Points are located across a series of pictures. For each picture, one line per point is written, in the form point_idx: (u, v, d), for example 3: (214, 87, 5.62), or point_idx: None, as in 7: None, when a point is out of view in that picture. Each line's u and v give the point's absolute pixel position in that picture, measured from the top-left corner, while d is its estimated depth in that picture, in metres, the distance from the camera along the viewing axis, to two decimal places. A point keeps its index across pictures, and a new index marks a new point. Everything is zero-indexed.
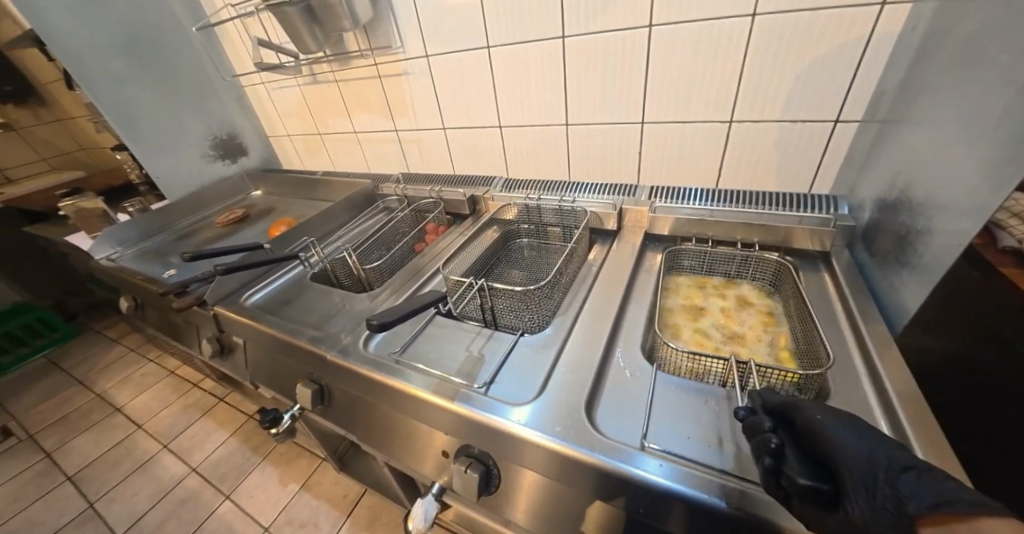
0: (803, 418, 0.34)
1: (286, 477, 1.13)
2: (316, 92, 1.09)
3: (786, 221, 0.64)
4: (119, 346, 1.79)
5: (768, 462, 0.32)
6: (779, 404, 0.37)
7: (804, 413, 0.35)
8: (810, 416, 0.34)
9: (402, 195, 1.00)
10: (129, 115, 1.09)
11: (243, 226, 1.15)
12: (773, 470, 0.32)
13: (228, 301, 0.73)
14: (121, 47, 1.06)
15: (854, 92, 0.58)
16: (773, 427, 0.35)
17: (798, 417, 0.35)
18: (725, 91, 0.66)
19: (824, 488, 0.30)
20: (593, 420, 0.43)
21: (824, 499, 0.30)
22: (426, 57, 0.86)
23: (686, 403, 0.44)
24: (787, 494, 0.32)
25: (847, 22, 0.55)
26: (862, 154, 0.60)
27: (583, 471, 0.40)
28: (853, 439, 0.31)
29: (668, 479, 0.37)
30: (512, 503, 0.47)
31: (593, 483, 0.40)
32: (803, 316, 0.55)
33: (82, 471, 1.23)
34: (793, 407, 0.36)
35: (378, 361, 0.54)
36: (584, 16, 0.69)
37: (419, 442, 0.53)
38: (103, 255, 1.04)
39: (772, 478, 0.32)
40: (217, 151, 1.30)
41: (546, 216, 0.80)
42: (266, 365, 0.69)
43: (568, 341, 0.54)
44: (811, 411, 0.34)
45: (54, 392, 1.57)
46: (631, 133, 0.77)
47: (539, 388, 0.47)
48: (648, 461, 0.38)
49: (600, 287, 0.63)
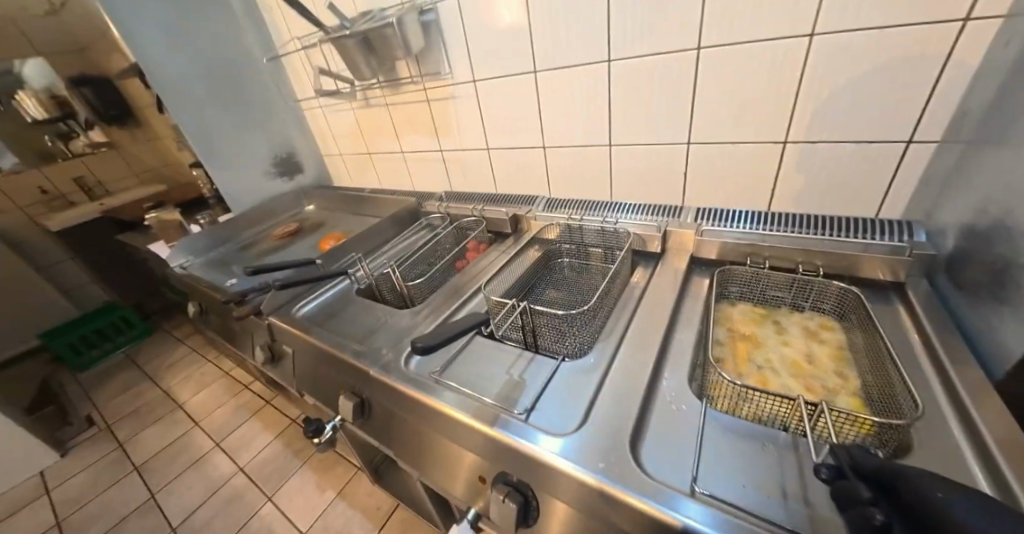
0: (911, 489, 0.27)
1: (324, 484, 1.17)
2: (368, 115, 1.16)
3: (848, 248, 0.60)
4: (184, 346, 1.95)
5: None
6: (875, 467, 0.31)
7: (913, 484, 0.27)
8: (921, 489, 0.27)
9: (445, 214, 1.02)
10: (206, 137, 1.21)
11: (298, 240, 1.22)
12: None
13: (281, 311, 0.78)
14: (204, 78, 1.18)
15: (930, 110, 0.53)
16: (873, 499, 0.30)
17: (902, 488, 0.28)
18: (780, 112, 0.62)
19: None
20: (637, 457, 0.41)
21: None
22: (473, 81, 0.90)
23: (742, 448, 0.41)
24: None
25: (921, 41, 0.51)
26: (940, 177, 0.54)
27: (627, 514, 0.38)
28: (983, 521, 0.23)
29: (714, 529, 0.34)
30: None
31: (635, 526, 0.38)
32: (879, 355, 0.49)
33: (147, 462, 1.34)
34: (894, 473, 0.30)
35: (418, 381, 0.55)
36: (629, 41, 0.69)
37: (455, 465, 0.52)
38: (178, 263, 1.15)
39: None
40: (278, 169, 1.40)
41: (587, 237, 0.79)
42: (312, 375, 0.72)
43: (611, 369, 0.52)
44: (926, 484, 0.27)
45: (129, 385, 1.73)
46: (678, 155, 0.74)
47: (581, 419, 0.46)
48: (693, 506, 0.36)
49: (644, 311, 0.61)
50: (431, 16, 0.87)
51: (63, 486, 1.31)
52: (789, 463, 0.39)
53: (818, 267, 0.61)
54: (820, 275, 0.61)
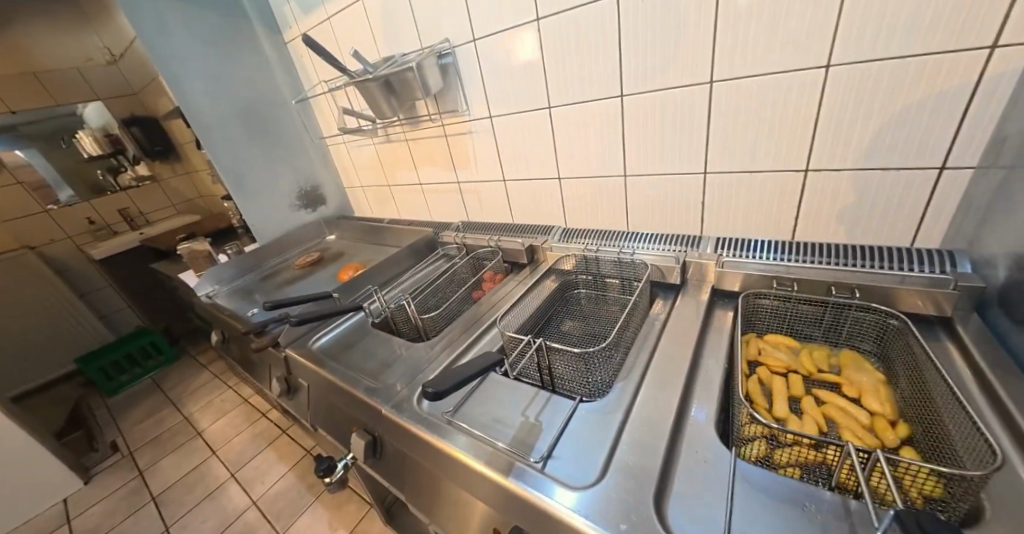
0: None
1: (336, 522, 1.13)
2: (388, 149, 1.20)
3: (885, 281, 0.56)
4: (207, 372, 1.98)
5: None
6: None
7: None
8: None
9: (461, 244, 1.02)
10: (237, 173, 1.27)
11: (318, 269, 1.25)
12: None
13: (298, 343, 0.79)
14: (238, 120, 1.25)
15: (960, 138, 0.51)
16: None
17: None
18: (801, 142, 0.61)
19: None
20: (663, 515, 0.38)
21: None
22: (489, 118, 0.92)
23: (782, 508, 0.37)
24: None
25: (945, 68, 0.49)
26: (979, 205, 0.51)
27: None
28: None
29: None
30: None
31: None
32: (930, 401, 0.45)
33: (164, 492, 1.34)
34: None
35: (430, 421, 0.53)
36: (644, 75, 0.70)
37: (469, 516, 0.49)
38: (205, 292, 1.18)
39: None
40: (303, 201, 1.45)
41: (604, 267, 0.77)
42: (327, 410, 0.71)
43: (630, 410, 0.49)
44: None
45: (153, 411, 1.76)
46: (695, 184, 0.73)
47: (601, 469, 0.43)
48: None
49: (666, 347, 0.58)
50: (450, 59, 0.90)
51: (83, 515, 1.32)
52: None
53: (851, 298, 0.58)
54: (853, 305, 0.57)
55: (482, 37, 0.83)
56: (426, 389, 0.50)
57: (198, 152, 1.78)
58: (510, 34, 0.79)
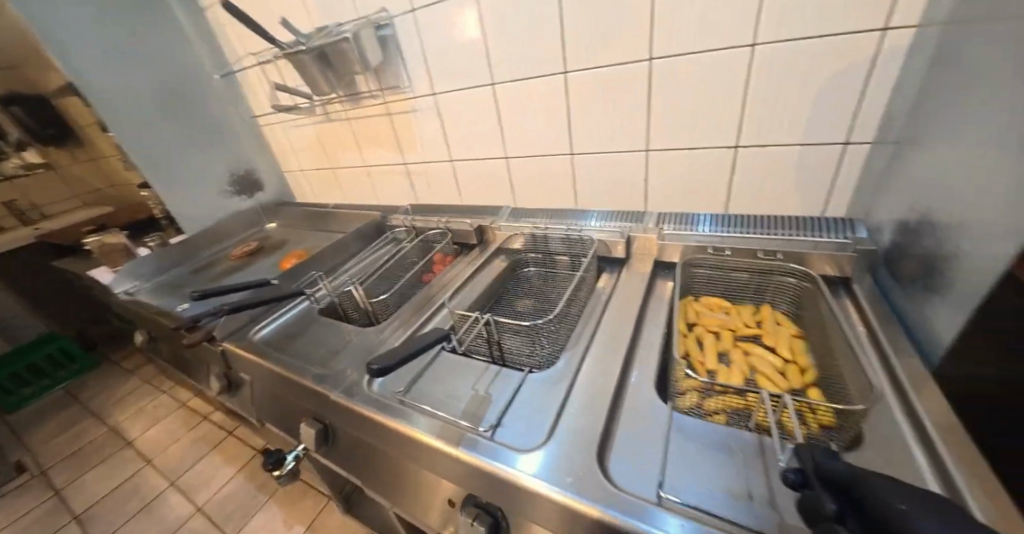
0: (869, 502, 0.28)
1: (293, 519, 1.10)
2: (329, 129, 1.14)
3: (800, 247, 0.63)
4: (134, 377, 1.80)
5: None
6: (838, 475, 0.30)
7: (870, 496, 0.28)
8: (878, 503, 0.27)
9: (410, 227, 0.99)
10: (154, 156, 1.14)
11: (257, 259, 1.16)
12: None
13: (236, 335, 0.73)
14: (151, 95, 1.12)
15: (863, 115, 0.59)
16: (838, 510, 0.30)
17: (862, 498, 0.28)
18: (732, 118, 0.67)
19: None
20: (604, 467, 0.40)
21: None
22: (433, 95, 0.90)
23: (710, 450, 0.41)
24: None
25: (849, 49, 0.56)
26: (877, 175, 0.60)
27: (596, 526, 0.37)
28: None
29: None
30: None
31: None
32: (832, 350, 0.51)
33: (89, 509, 1.22)
34: (854, 485, 0.29)
35: (382, 401, 0.53)
36: (585, 53, 0.71)
37: (426, 491, 0.50)
38: (123, 289, 1.06)
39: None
40: (235, 187, 1.33)
41: (553, 244, 0.78)
42: (272, 403, 0.68)
43: (578, 374, 0.52)
44: (883, 497, 0.27)
45: (71, 424, 1.58)
46: (639, 161, 0.78)
47: (549, 431, 0.45)
48: (667, 518, 0.35)
49: (611, 315, 0.61)
50: (388, 31, 0.86)
51: None
52: (751, 466, 0.39)
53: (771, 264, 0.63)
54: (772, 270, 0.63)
55: (421, 7, 0.80)
56: (370, 367, 0.49)
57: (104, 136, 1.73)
58: (451, 7, 0.77)
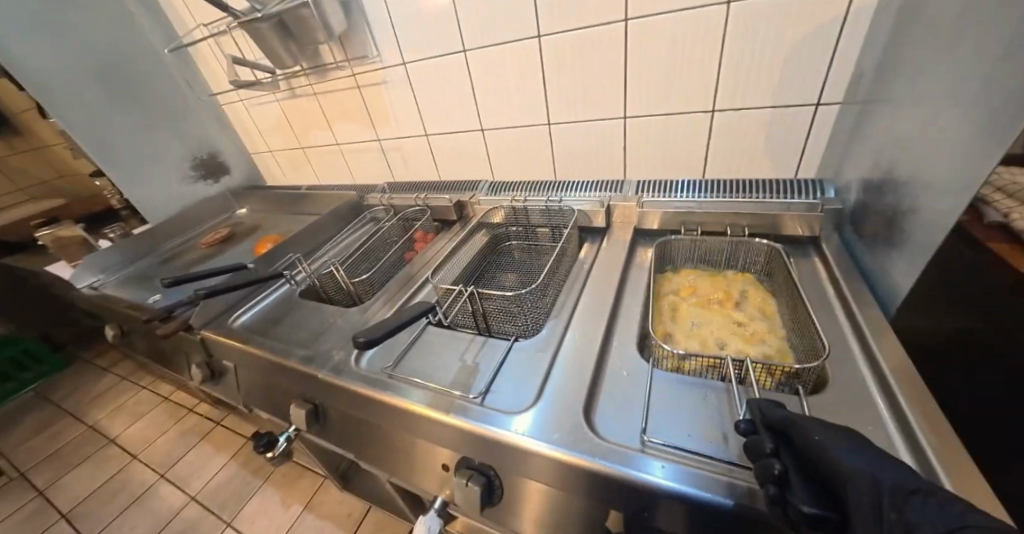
0: (801, 436, 0.31)
1: (289, 500, 1.11)
2: (295, 106, 1.08)
3: (773, 208, 0.64)
4: (110, 375, 1.75)
5: (773, 490, 0.29)
6: (777, 418, 0.33)
7: (802, 430, 0.31)
8: (808, 435, 0.31)
9: (388, 205, 0.96)
10: (106, 141, 1.06)
11: (229, 246, 1.12)
12: (778, 500, 0.29)
13: (215, 322, 0.71)
14: (97, 74, 1.03)
15: (832, 75, 0.61)
16: (775, 448, 0.32)
17: (795, 435, 0.32)
18: (708, 81, 0.68)
19: (831, 516, 0.27)
20: (591, 422, 0.42)
21: (829, 525, 0.28)
22: (403, 65, 0.86)
23: (689, 401, 0.43)
24: (795, 523, 0.29)
25: (819, 7, 0.57)
26: (843, 135, 0.63)
27: (586, 479, 0.39)
28: (856, 460, 0.28)
29: (674, 481, 0.36)
30: (517, 513, 0.46)
31: (592, 488, 0.39)
32: (798, 306, 0.54)
33: (77, 507, 1.20)
34: (791, 422, 0.32)
35: (371, 377, 0.53)
36: (557, 16, 0.70)
37: (419, 457, 0.52)
38: (86, 283, 1.00)
39: (778, 509, 0.29)
40: (198, 171, 1.26)
41: (533, 217, 0.78)
42: (258, 388, 0.68)
43: (564, 341, 0.53)
44: (809, 431, 0.31)
45: (46, 426, 1.53)
46: (617, 128, 0.79)
47: (536, 394, 0.46)
48: (653, 463, 0.37)
49: (594, 283, 0.62)
50: None
51: None
52: (724, 411, 0.41)
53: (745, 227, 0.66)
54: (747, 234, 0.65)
55: None
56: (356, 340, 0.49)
57: (42, 121, 1.72)
58: None
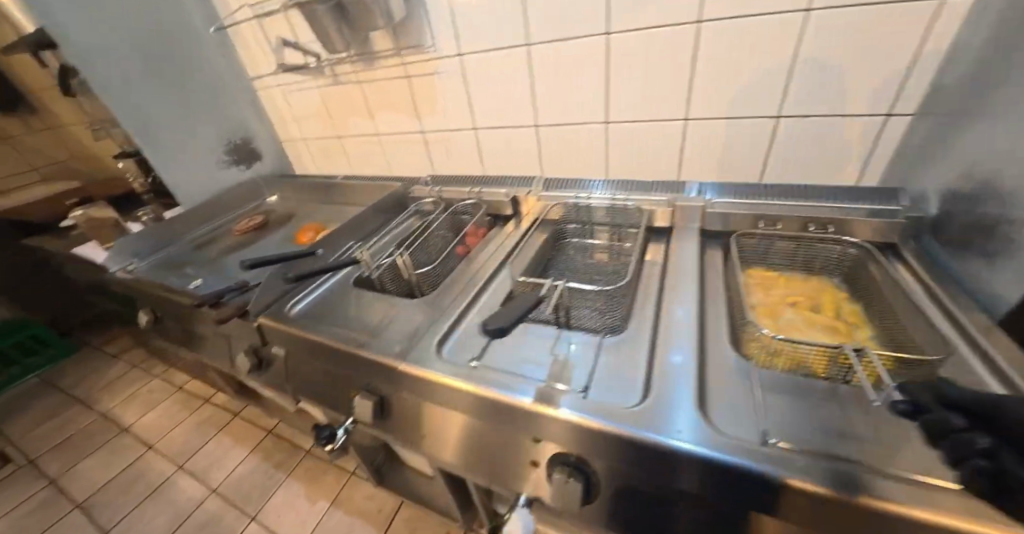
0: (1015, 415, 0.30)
1: (316, 495, 1.09)
2: (336, 93, 1.06)
3: (847, 214, 0.64)
4: (121, 362, 1.71)
5: (982, 462, 0.30)
6: (968, 401, 0.33)
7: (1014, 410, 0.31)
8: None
9: (437, 197, 0.95)
10: (145, 122, 1.05)
11: (264, 234, 1.10)
12: (988, 470, 0.29)
13: (273, 308, 0.70)
14: (139, 53, 1.01)
15: (908, 86, 0.61)
16: (967, 426, 0.32)
17: (1002, 416, 0.31)
18: (777, 87, 0.68)
19: None
20: (708, 418, 0.41)
21: None
22: (459, 55, 0.85)
23: (799, 401, 0.42)
24: (1007, 494, 0.29)
25: (904, 17, 0.57)
26: (915, 147, 0.63)
27: (714, 476, 0.38)
28: None
29: (697, 445, 0.38)
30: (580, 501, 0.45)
31: (716, 485, 0.38)
32: (891, 310, 0.53)
33: (91, 497, 1.17)
34: (991, 403, 0.32)
35: (455, 371, 0.51)
36: (630, 14, 0.70)
37: (502, 450, 0.50)
38: (118, 267, 0.99)
39: (986, 479, 0.29)
40: (232, 156, 1.24)
41: (596, 215, 0.77)
42: (313, 378, 0.66)
43: (655, 338, 0.52)
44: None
45: (55, 412, 1.50)
46: (676, 130, 0.79)
47: (643, 392, 0.45)
48: (682, 431, 0.40)
49: (673, 281, 0.62)
50: None
51: None
52: (841, 408, 0.41)
53: (826, 223, 0.65)
54: (828, 231, 0.64)
55: None
56: (486, 328, 0.47)
57: (61, 101, 1.55)
58: None
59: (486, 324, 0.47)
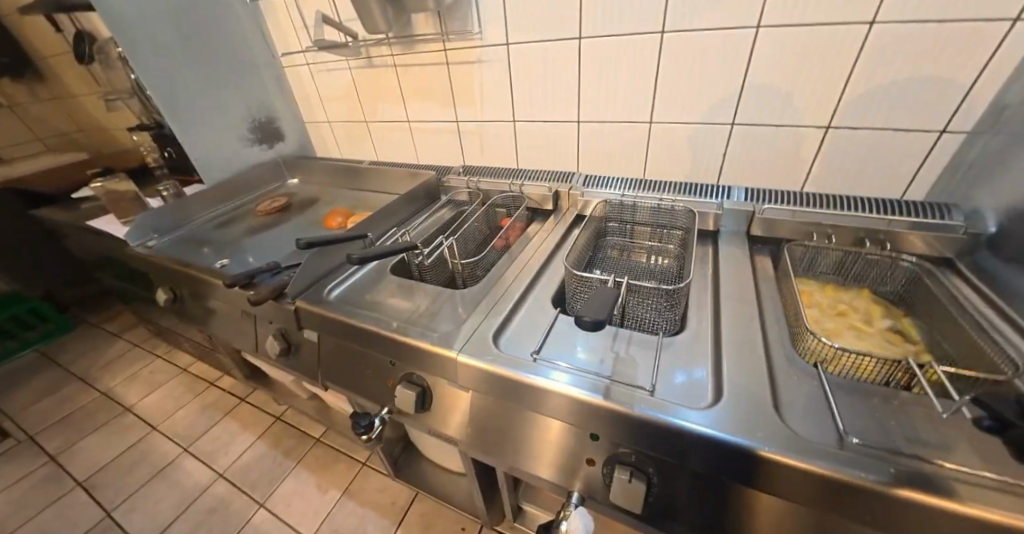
0: None
1: (327, 484, 1.07)
2: (369, 76, 1.04)
3: (899, 225, 0.64)
4: (122, 341, 1.67)
5: None
6: None
7: None
8: None
9: (472, 189, 0.94)
10: (172, 94, 1.02)
11: (288, 216, 1.08)
12: None
13: (308, 292, 0.68)
14: (169, 22, 0.98)
15: (968, 102, 0.59)
16: None
17: None
18: (830, 96, 0.67)
19: None
20: (786, 419, 0.41)
21: None
22: (505, 45, 0.84)
23: (879, 412, 0.42)
24: None
25: (972, 34, 0.55)
26: (969, 163, 0.62)
27: (799, 479, 0.38)
28: None
29: (715, 430, 0.41)
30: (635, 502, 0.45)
31: (798, 487, 0.38)
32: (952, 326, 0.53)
33: (93, 476, 1.14)
34: None
35: (517, 361, 0.50)
36: (688, 12, 0.68)
37: (557, 445, 0.49)
38: (138, 242, 0.96)
39: None
40: (255, 135, 1.21)
41: (640, 214, 0.76)
42: (349, 364, 0.65)
43: (719, 344, 0.52)
44: None
45: (54, 389, 1.46)
46: (721, 135, 0.77)
47: (715, 396, 0.45)
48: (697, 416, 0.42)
49: (727, 286, 0.62)
50: None
51: None
52: (913, 418, 0.41)
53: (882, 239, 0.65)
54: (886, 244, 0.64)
55: None
56: (581, 319, 0.46)
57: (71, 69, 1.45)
58: None
59: (580, 316, 0.46)
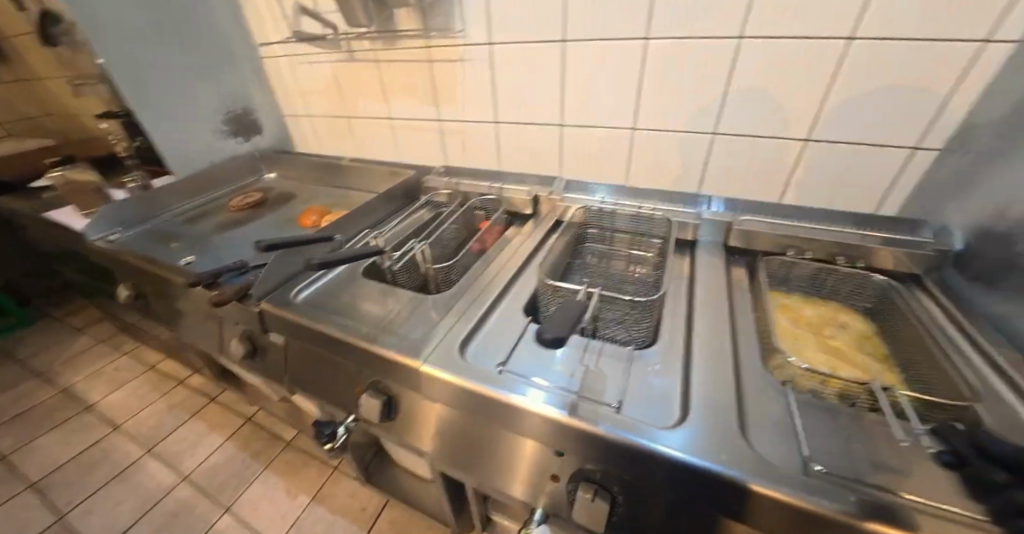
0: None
1: (296, 489, 1.04)
2: (350, 70, 1.01)
3: (872, 241, 0.64)
4: (87, 335, 1.60)
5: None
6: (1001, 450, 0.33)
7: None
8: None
9: (452, 190, 0.92)
10: (139, 81, 0.97)
11: (262, 212, 1.04)
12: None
13: (275, 294, 0.66)
14: (138, 6, 0.94)
15: (940, 119, 0.60)
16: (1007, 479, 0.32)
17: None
18: (809, 109, 0.67)
19: None
20: (750, 437, 0.41)
21: None
22: (488, 44, 0.83)
23: (847, 433, 0.41)
24: None
25: (946, 53, 0.56)
26: (940, 181, 0.62)
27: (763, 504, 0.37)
28: None
29: (682, 451, 0.40)
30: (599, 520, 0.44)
31: (763, 512, 0.37)
32: (917, 345, 0.53)
33: (47, 478, 1.09)
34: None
35: (481, 373, 0.49)
36: (671, 20, 0.68)
37: (522, 458, 0.48)
38: (98, 235, 0.92)
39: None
40: (230, 126, 1.17)
41: (619, 222, 0.76)
42: (315, 370, 0.63)
43: (690, 358, 0.51)
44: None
45: (10, 385, 1.39)
46: (702, 144, 0.77)
47: (682, 414, 0.44)
48: (665, 437, 0.41)
49: (703, 298, 0.61)
50: None
51: None
52: (879, 437, 0.41)
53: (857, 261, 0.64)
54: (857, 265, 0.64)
55: None
56: (542, 336, 0.45)
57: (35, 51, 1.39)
58: None
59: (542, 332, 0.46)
